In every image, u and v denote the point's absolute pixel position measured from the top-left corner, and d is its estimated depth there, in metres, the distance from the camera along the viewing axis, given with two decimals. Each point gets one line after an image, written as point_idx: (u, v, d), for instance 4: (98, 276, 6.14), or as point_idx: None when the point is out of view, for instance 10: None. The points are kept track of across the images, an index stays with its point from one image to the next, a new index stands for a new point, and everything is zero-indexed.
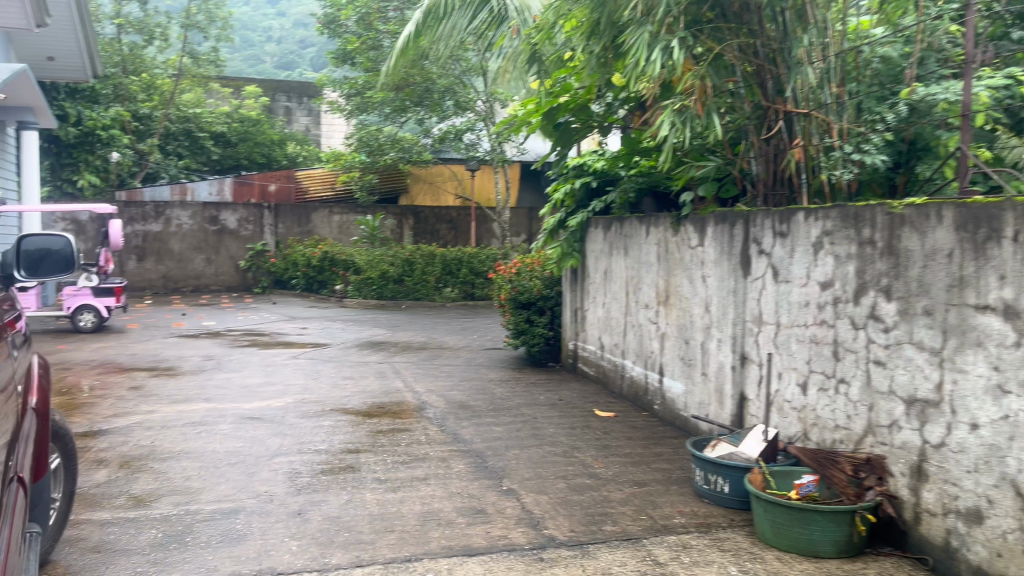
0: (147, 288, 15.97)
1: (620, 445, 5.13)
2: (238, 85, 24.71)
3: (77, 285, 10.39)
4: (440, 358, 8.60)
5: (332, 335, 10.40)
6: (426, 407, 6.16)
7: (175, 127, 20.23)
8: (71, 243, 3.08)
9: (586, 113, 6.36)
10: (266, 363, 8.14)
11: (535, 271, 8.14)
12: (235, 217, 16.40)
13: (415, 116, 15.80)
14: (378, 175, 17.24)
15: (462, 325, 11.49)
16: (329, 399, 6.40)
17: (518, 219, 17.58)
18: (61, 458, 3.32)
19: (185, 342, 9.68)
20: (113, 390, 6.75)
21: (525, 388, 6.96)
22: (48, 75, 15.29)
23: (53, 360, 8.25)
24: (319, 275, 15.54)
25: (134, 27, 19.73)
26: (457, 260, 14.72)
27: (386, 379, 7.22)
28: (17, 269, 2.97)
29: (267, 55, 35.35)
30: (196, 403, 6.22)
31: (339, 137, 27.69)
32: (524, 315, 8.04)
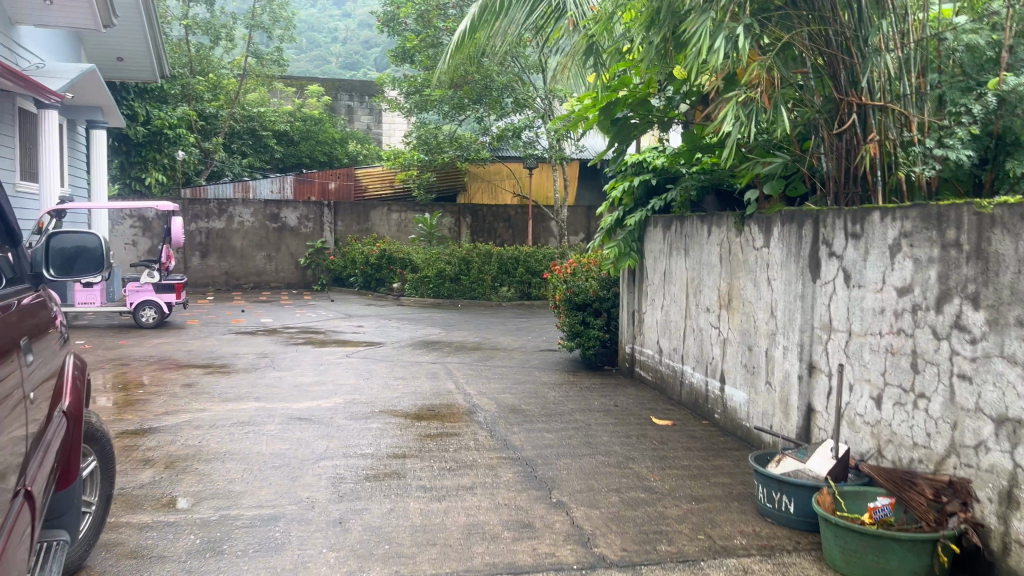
0: (210, 284, 16.25)
1: (678, 456, 4.88)
2: (301, 84, 25.04)
3: (139, 281, 10.59)
4: (494, 359, 8.44)
5: (387, 334, 10.34)
6: (476, 410, 6.00)
7: (240, 126, 20.59)
8: None
9: (646, 107, 6.09)
10: (319, 362, 8.09)
11: (591, 272, 7.91)
12: (295, 214, 16.56)
13: (474, 113, 15.68)
14: (436, 173, 17.21)
15: (518, 325, 11.31)
16: (379, 401, 6.29)
17: (577, 217, 17.33)
18: (97, 461, 3.25)
19: (241, 339, 9.74)
20: (167, 387, 6.78)
21: (580, 392, 6.74)
22: (120, 75, 15.64)
23: (114, 355, 8.38)
24: (377, 273, 15.58)
25: (201, 28, 20.14)
26: (514, 259, 14.55)
27: (438, 381, 7.08)
28: (46, 269, 2.74)
29: (332, 56, 35.83)
30: (247, 402, 6.19)
31: (399, 136, 27.86)
32: (580, 316, 7.82)
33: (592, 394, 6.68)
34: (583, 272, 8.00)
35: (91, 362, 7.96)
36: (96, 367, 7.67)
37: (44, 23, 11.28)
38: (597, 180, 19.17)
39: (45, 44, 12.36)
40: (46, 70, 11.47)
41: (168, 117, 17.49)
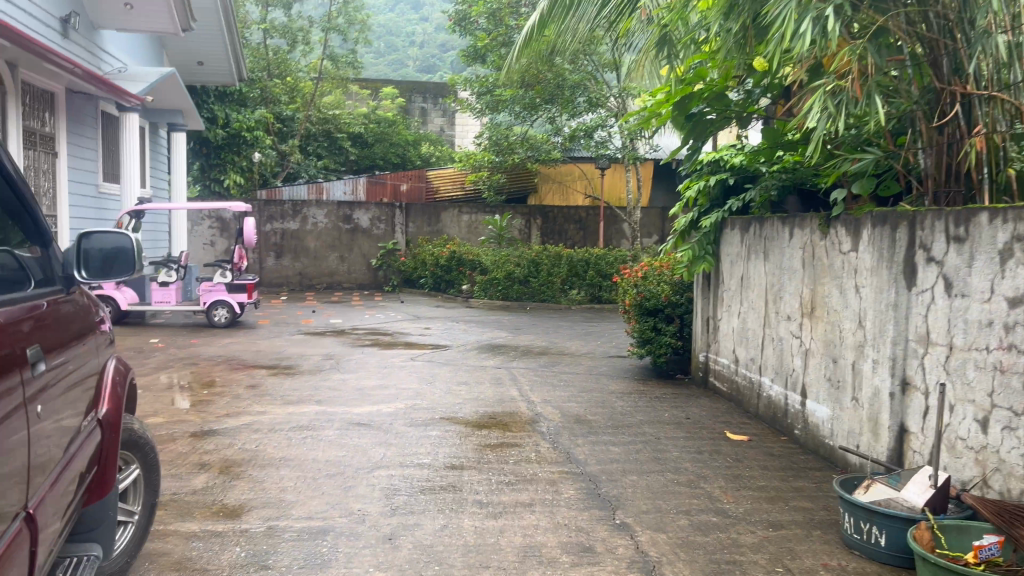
0: (284, 284, 16.47)
1: (754, 476, 4.53)
2: (377, 87, 25.30)
3: (212, 281, 10.75)
4: (561, 365, 8.18)
5: (453, 337, 10.20)
6: (540, 419, 5.75)
7: (316, 128, 20.90)
8: (132, 241, 2.82)
9: (724, 102, 5.76)
10: (383, 365, 7.99)
11: (664, 276, 7.58)
12: (367, 216, 16.66)
13: (545, 114, 15.44)
14: (506, 174, 17.06)
15: (587, 329, 11.03)
16: (440, 407, 6.11)
17: (650, 219, 16.92)
18: (140, 469, 3.13)
19: (309, 340, 9.75)
20: (232, 388, 6.77)
21: (649, 403, 6.42)
22: (200, 79, 16.02)
23: (184, 354, 8.47)
24: (446, 274, 15.52)
25: (279, 32, 20.54)
26: (585, 261, 14.27)
27: (502, 387, 6.86)
28: (78, 269, 2.66)
29: (409, 59, 36.18)
30: (307, 405, 6.10)
31: (472, 137, 27.87)
32: (650, 322, 7.49)
33: (664, 405, 6.35)
34: (655, 276, 7.68)
35: (163, 361, 8.06)
36: (166, 366, 7.76)
37: (125, 27, 11.60)
38: (673, 181, 18.70)
39: (127, 49, 12.72)
40: (127, 73, 11.79)
41: (246, 120, 17.85)
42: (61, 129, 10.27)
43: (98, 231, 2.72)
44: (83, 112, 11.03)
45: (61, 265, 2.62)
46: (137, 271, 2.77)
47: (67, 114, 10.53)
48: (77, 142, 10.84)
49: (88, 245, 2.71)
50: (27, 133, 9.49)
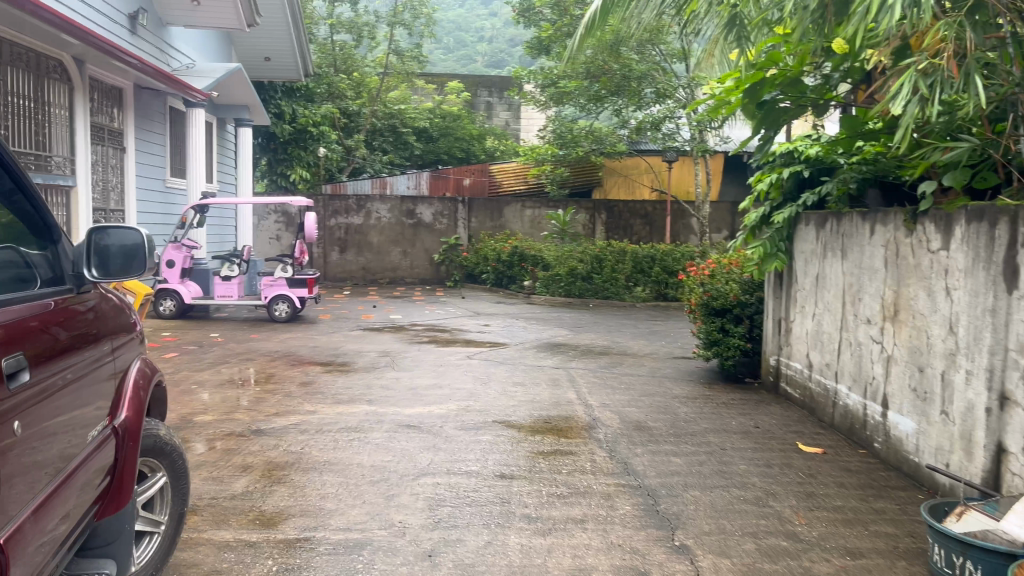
0: (347, 279, 16.52)
1: (829, 496, 4.15)
2: (442, 82, 25.26)
3: (274, 276, 10.77)
4: (622, 367, 7.85)
5: (513, 335, 9.97)
6: (597, 426, 5.45)
7: (382, 123, 20.95)
8: (145, 235, 2.58)
9: (799, 88, 5.41)
10: (439, 363, 7.80)
11: (732, 274, 7.19)
12: (430, 211, 16.57)
13: (611, 106, 15.04)
14: (570, 168, 16.73)
15: (651, 328, 10.65)
16: (494, 409, 5.88)
17: (720, 213, 16.36)
18: (168, 477, 2.97)
19: (367, 336, 9.65)
20: (285, 385, 6.68)
21: (715, 409, 6.05)
22: (267, 75, 16.14)
23: (242, 349, 8.47)
24: (508, 270, 15.30)
25: (346, 27, 20.63)
26: (650, 257, 13.86)
27: (560, 389, 6.58)
28: (86, 269, 2.45)
29: (478, 55, 36.05)
30: (358, 405, 5.94)
31: (538, 131, 27.57)
32: (718, 323, 7.10)
33: (731, 412, 5.98)
34: (723, 274, 7.30)
35: (220, 357, 8.05)
36: (223, 362, 7.74)
37: (192, 24, 11.73)
38: (744, 174, 18.06)
39: (196, 45, 12.88)
40: (195, 69, 11.90)
41: (312, 115, 17.96)
42: (129, 125, 10.42)
43: (111, 227, 2.49)
44: (151, 108, 11.19)
45: (72, 262, 2.49)
46: (150, 270, 2.55)
47: (135, 109, 10.69)
48: (144, 137, 11.00)
49: (98, 242, 2.47)
50: (95, 129, 9.64)
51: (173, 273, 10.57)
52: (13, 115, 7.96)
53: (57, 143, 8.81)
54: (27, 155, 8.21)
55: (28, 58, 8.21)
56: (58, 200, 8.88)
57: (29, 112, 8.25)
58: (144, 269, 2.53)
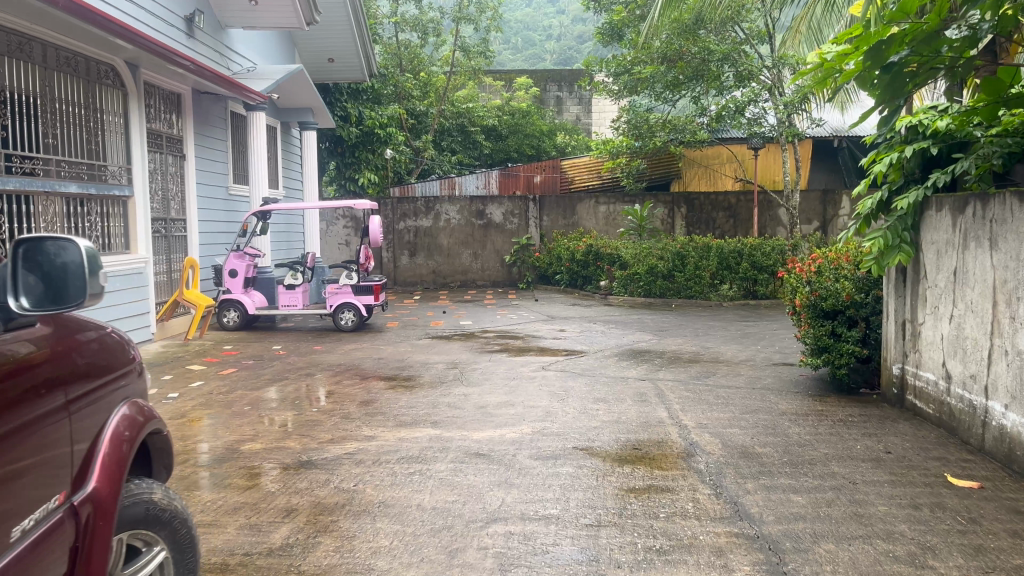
0: (418, 283, 16.02)
1: (1004, 552, 3.27)
2: (510, 78, 24.64)
3: (338, 283, 10.28)
4: (716, 377, 7.01)
5: (591, 340, 9.22)
6: (697, 455, 4.66)
7: (449, 122, 20.48)
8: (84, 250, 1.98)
9: (935, 45, 4.51)
10: (511, 375, 7.12)
11: (844, 270, 6.28)
12: (500, 210, 15.95)
13: (689, 92, 14.11)
14: (647, 160, 15.84)
15: (743, 331, 9.73)
16: (574, 434, 5.15)
17: (810, 203, 15.23)
18: (169, 550, 2.36)
19: (435, 345, 9.07)
20: (344, 405, 6.11)
21: (833, 429, 5.17)
22: (332, 77, 15.71)
23: (304, 363, 7.98)
24: (583, 270, 14.53)
25: (410, 25, 20.00)
26: (737, 253, 12.91)
27: (648, 407, 5.80)
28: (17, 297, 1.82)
29: (548, 53, 35.27)
30: (421, 429, 5.29)
31: (610, 124, 26.63)
32: (828, 326, 6.21)
33: (852, 432, 5.10)
34: (832, 271, 6.38)
35: (280, 372, 7.56)
36: (282, 378, 7.24)
37: (252, 25, 11.38)
38: (835, 159, 16.82)
39: (257, 47, 12.57)
40: (256, 72, 11.55)
41: (378, 117, 17.51)
42: (189, 131, 10.13)
43: (53, 240, 1.90)
44: (211, 114, 10.92)
45: None
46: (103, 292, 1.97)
47: (194, 114, 10.41)
48: (205, 143, 10.72)
49: (35, 259, 1.87)
50: (152, 135, 9.34)
51: (236, 282, 10.19)
52: (63, 122, 7.66)
53: (112, 151, 8.51)
54: (79, 164, 7.89)
55: (76, 62, 7.90)
56: (115, 211, 8.57)
57: (80, 119, 7.94)
58: (100, 294, 1.97)
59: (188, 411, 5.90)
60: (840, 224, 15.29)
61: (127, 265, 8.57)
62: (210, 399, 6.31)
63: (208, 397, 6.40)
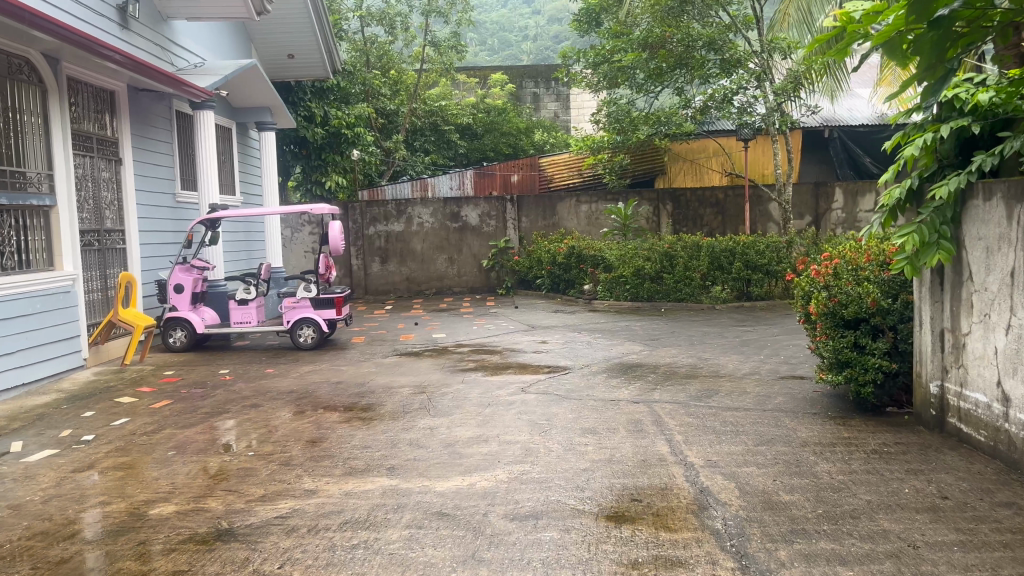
0: (390, 292, 15.07)
1: None
2: (485, 75, 23.71)
3: (296, 296, 9.33)
4: (719, 396, 6.13)
5: (575, 353, 8.34)
6: (712, 510, 3.76)
7: (422, 121, 19.57)
8: None
9: None
10: (485, 400, 6.20)
11: (866, 271, 5.44)
12: (476, 212, 15.02)
13: (673, 82, 13.27)
14: (630, 156, 14.94)
15: (741, 338, 8.88)
16: (558, 480, 4.24)
17: (801, 197, 14.45)
18: None
19: (403, 364, 8.13)
20: (288, 446, 5.17)
21: (869, 465, 4.30)
22: (292, 75, 14.73)
23: (250, 390, 7.01)
24: (565, 273, 13.65)
25: (376, 19, 19.01)
26: (729, 251, 12.07)
27: (645, 439, 4.92)
28: None
29: (524, 54, 34.23)
30: (374, 479, 4.37)
31: (589, 120, 25.77)
32: (850, 337, 5.37)
33: (893, 468, 4.24)
34: (852, 273, 5.55)
35: (222, 402, 6.59)
36: (222, 411, 6.28)
37: (196, 16, 10.36)
38: (826, 150, 16.13)
39: (204, 41, 11.59)
40: (203, 68, 10.54)
41: (345, 116, 16.51)
42: (124, 132, 9.15)
43: None
44: (151, 112, 9.94)
45: None
46: None
47: (131, 113, 9.43)
48: (146, 145, 9.75)
49: None
50: (79, 137, 8.37)
51: (181, 298, 9.20)
52: None
53: (29, 156, 7.54)
54: None
55: None
56: (34, 222, 7.60)
57: None
58: None
59: (98, 462, 4.94)
60: (833, 218, 14.54)
61: (51, 284, 7.59)
62: (129, 444, 5.34)
63: (128, 440, 5.43)
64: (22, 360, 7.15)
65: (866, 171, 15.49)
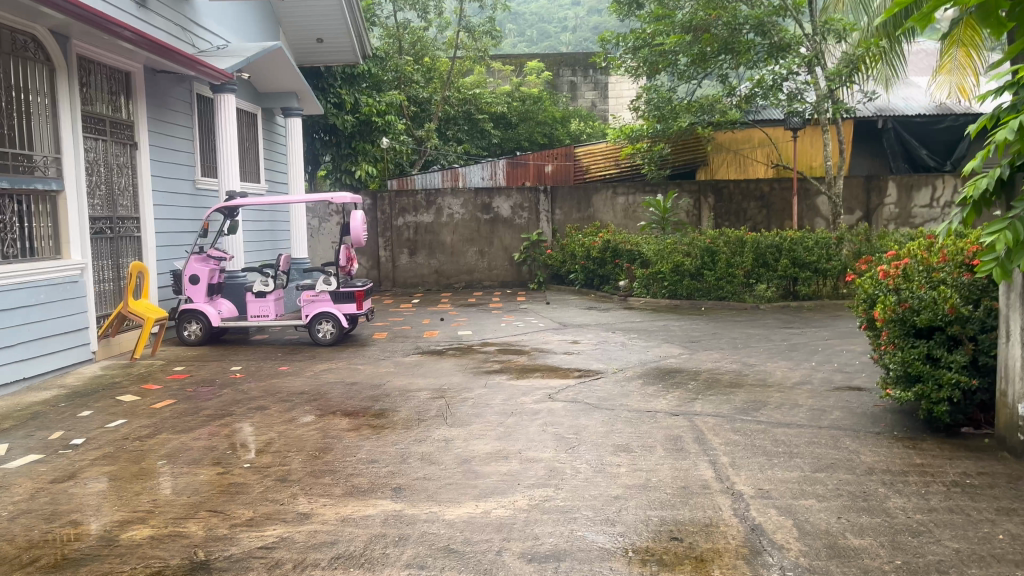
0: (419, 285, 14.61)
1: None
2: (520, 63, 23.13)
3: (315, 289, 8.88)
4: (768, 410, 5.51)
5: (608, 355, 7.75)
6: (768, 556, 3.17)
7: (455, 110, 19.06)
8: None
9: None
10: (508, 408, 5.67)
11: (941, 274, 4.80)
12: (509, 203, 14.47)
13: (717, 68, 12.60)
14: (670, 145, 14.27)
15: (788, 342, 8.22)
16: (585, 511, 3.69)
17: (852, 190, 13.65)
18: None
19: (424, 364, 7.63)
20: (288, 457, 4.68)
21: (951, 502, 3.70)
22: (321, 60, 14.31)
23: (259, 390, 6.55)
24: (600, 269, 13.06)
25: (410, 4, 18.55)
26: (775, 247, 11.36)
27: (686, 461, 4.35)
28: None
29: (562, 45, 33.53)
30: (378, 502, 3.87)
31: (627, 111, 25.04)
32: (922, 348, 4.75)
33: (980, 508, 3.63)
34: (925, 276, 4.92)
35: (228, 403, 6.14)
36: (225, 413, 5.82)
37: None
38: (878, 142, 15.30)
39: (229, 22, 11.18)
40: (226, 50, 10.12)
41: (376, 103, 16.07)
42: (141, 115, 8.77)
43: None
44: (170, 95, 9.54)
45: None
46: None
47: (148, 96, 9.05)
48: (164, 129, 9.37)
49: None
50: (91, 119, 7.98)
51: (197, 289, 8.82)
52: None
53: (37, 139, 7.15)
54: None
55: None
56: (41, 208, 7.22)
57: None
58: None
59: (82, 471, 4.50)
60: (886, 214, 13.71)
61: (58, 273, 7.21)
62: (119, 450, 4.90)
63: (119, 446, 4.99)
64: (24, 353, 6.77)
65: (922, 164, 14.71)
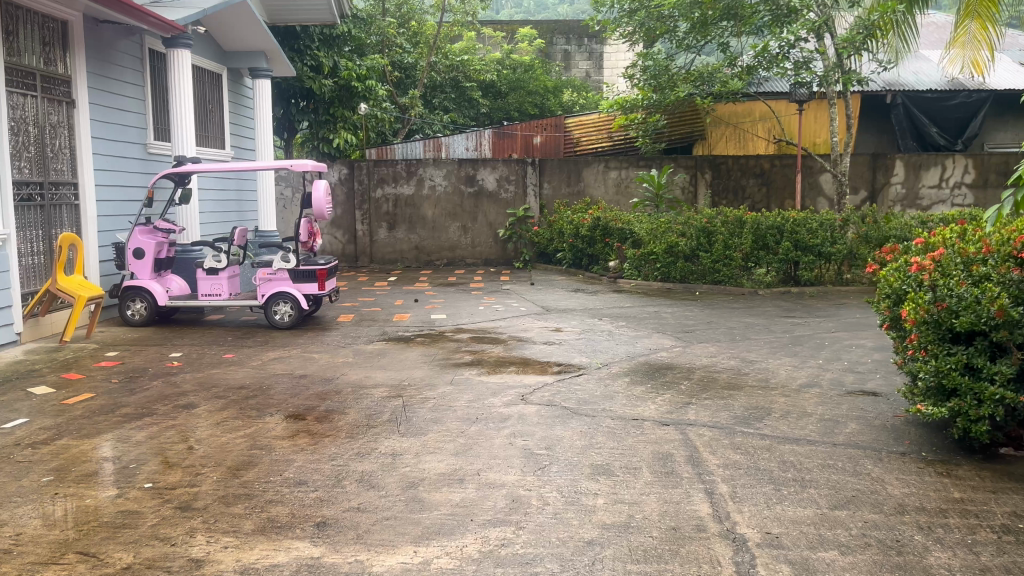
0: (398, 261, 13.80)
1: None
2: (512, 30, 22.21)
3: (271, 267, 8.06)
4: (773, 421, 4.75)
5: (593, 347, 6.97)
6: None
7: (441, 77, 18.16)
8: None
9: None
10: (473, 413, 4.89)
11: (985, 269, 4.04)
12: (493, 175, 13.61)
13: (719, 36, 11.80)
14: (666, 117, 13.45)
15: (791, 334, 7.45)
16: (550, 564, 2.92)
17: (857, 168, 12.88)
18: None
19: (387, 352, 6.84)
20: (201, 475, 3.90)
21: (1007, 558, 2.95)
22: (296, 19, 13.36)
23: (194, 383, 5.75)
24: (590, 248, 12.29)
25: None
26: (776, 228, 10.56)
27: (678, 491, 3.59)
28: None
29: (555, 14, 32.39)
30: (292, 545, 3.10)
31: (623, 83, 24.14)
32: (959, 355, 3.98)
33: None
34: (964, 270, 4.15)
35: (153, 399, 5.34)
36: (145, 412, 5.03)
37: None
38: (886, 118, 14.49)
39: None
40: None
41: (356, 67, 15.15)
42: (79, 68, 7.88)
43: None
44: (116, 50, 8.65)
45: None
46: None
47: (89, 49, 8.15)
48: (109, 85, 8.48)
49: None
50: (18, 73, 7.10)
51: (142, 265, 8.00)
52: None
53: None
54: None
55: None
56: None
57: None
58: None
59: None
60: (892, 194, 12.92)
61: None
62: (4, 461, 4.12)
63: (5, 455, 4.21)
64: None
65: (931, 141, 13.91)
